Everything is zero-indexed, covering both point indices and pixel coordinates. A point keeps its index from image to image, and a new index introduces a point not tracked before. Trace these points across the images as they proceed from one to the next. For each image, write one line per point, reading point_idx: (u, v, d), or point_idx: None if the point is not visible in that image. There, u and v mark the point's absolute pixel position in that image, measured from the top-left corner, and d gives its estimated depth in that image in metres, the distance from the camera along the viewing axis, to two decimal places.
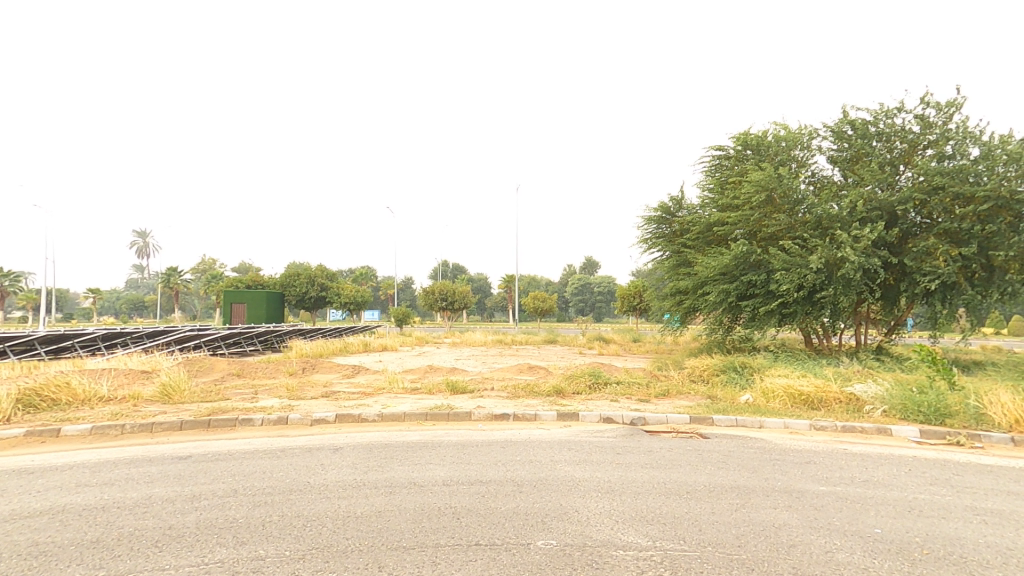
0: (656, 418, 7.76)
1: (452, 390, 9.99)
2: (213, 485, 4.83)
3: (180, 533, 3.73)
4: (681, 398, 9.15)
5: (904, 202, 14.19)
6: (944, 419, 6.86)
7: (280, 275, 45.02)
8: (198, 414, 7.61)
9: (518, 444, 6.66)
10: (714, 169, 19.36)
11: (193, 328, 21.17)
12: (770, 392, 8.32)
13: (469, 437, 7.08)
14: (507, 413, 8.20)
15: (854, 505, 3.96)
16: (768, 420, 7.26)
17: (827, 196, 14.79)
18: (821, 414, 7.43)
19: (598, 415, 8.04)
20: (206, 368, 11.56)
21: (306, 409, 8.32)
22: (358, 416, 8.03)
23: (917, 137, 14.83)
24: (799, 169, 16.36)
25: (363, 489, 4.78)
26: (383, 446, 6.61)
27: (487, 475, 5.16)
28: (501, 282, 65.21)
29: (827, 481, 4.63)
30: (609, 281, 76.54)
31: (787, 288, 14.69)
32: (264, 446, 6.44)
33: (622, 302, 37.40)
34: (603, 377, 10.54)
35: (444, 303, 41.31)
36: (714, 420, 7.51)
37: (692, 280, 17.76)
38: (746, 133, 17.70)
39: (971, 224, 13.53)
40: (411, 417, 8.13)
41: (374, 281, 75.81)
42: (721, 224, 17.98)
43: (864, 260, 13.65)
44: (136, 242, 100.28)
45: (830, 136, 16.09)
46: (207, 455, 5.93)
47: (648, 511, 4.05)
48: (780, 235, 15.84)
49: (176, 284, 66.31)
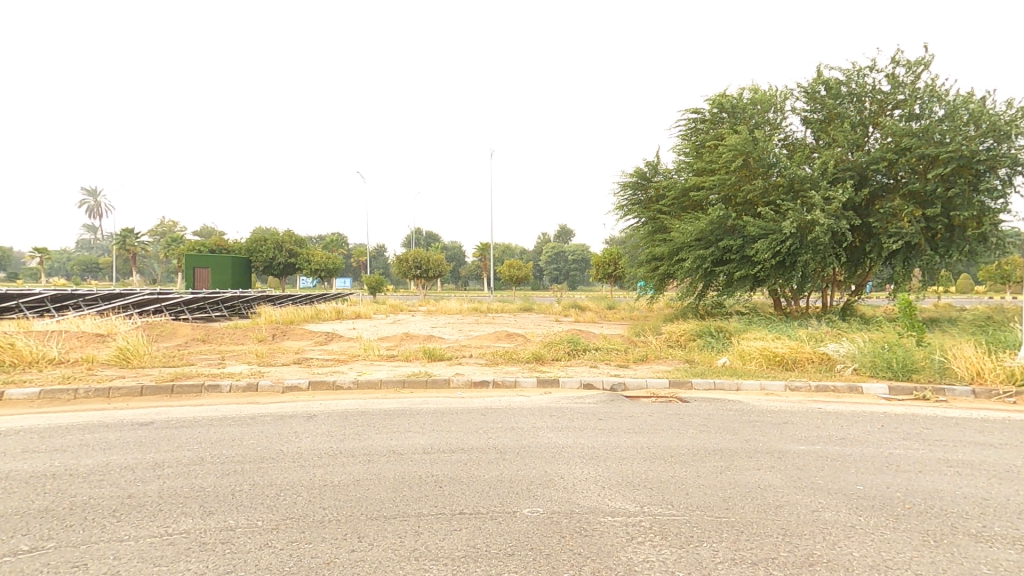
0: (635, 384, 7.81)
1: (429, 356, 9.82)
2: (177, 453, 4.56)
3: (141, 502, 3.48)
4: (658, 363, 9.23)
5: (873, 163, 14.40)
6: (911, 374, 7.05)
7: (245, 240, 43.51)
8: (160, 380, 7.24)
9: (498, 411, 6.57)
10: (689, 132, 19.24)
11: (153, 295, 20.23)
12: (745, 355, 8.45)
13: (449, 405, 6.95)
14: (487, 380, 8.09)
15: (835, 462, 3.99)
16: (745, 383, 7.35)
17: (800, 159, 14.87)
18: (795, 374, 7.57)
19: (578, 382, 8.01)
20: (169, 333, 11.06)
21: (276, 376, 8.02)
22: (332, 383, 7.79)
23: (886, 97, 14.95)
24: (773, 132, 16.34)
25: (339, 457, 4.59)
26: (359, 414, 6.41)
27: (469, 443, 5.04)
28: (474, 248, 64.65)
29: (807, 441, 4.67)
30: (583, 248, 76.76)
31: (760, 253, 14.86)
32: (232, 413, 6.16)
33: (596, 269, 37.56)
34: (581, 344, 10.54)
35: (417, 269, 40.70)
36: (692, 384, 7.58)
37: (668, 246, 17.84)
38: (721, 94, 17.55)
39: (936, 185, 13.80)
40: (388, 384, 7.95)
41: (345, 249, 74.20)
42: (696, 189, 18.01)
43: (834, 223, 13.86)
44: (87, 203, 95.13)
45: (803, 97, 16.07)
46: (170, 422, 5.62)
47: (634, 476, 4.00)
48: (754, 200, 15.95)
49: (132, 248, 63.21)
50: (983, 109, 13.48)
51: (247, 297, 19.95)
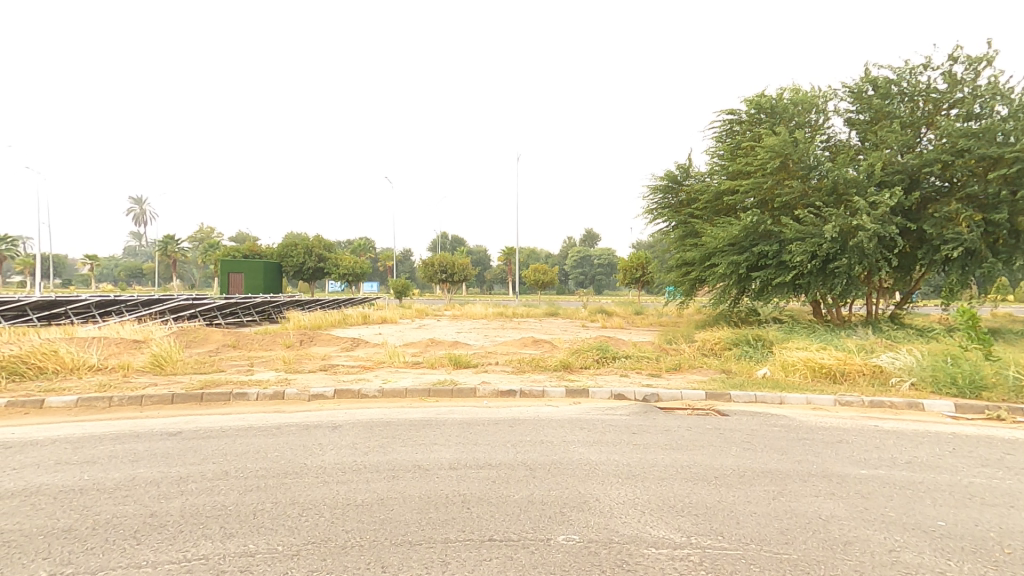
0: (669, 394, 7.45)
1: (455, 364, 9.63)
2: (201, 466, 4.46)
3: (162, 522, 3.36)
4: (693, 372, 8.84)
5: (926, 165, 13.63)
6: (980, 392, 6.54)
7: (277, 245, 44.49)
8: (190, 387, 7.25)
9: (527, 422, 6.32)
10: (725, 135, 18.69)
11: (188, 299, 20.76)
12: (789, 365, 8.00)
13: (474, 415, 6.73)
14: (513, 389, 7.85)
15: (905, 492, 3.60)
16: (789, 396, 6.92)
17: (845, 161, 14.21)
18: (845, 388, 7.09)
19: (609, 392, 7.69)
20: (201, 339, 11.19)
21: (303, 383, 7.95)
22: (358, 391, 7.67)
23: (943, 95, 14.17)
24: (814, 133, 15.69)
25: (363, 472, 4.42)
26: (385, 424, 6.27)
27: (496, 458, 4.81)
28: (500, 252, 64.52)
29: (867, 464, 4.27)
30: (609, 253, 75.99)
31: (799, 258, 14.24)
32: (259, 423, 6.08)
33: (624, 274, 36.91)
34: (610, 351, 10.20)
35: (444, 274, 40.79)
36: (731, 397, 7.18)
37: (700, 251, 17.32)
38: (760, 95, 16.90)
39: (999, 188, 13.04)
40: (413, 393, 7.79)
41: (373, 253, 75.21)
42: (730, 193, 17.49)
43: (881, 228, 13.16)
44: (130, 210, 99.20)
45: (849, 97, 15.37)
46: (198, 432, 5.57)
47: (676, 500, 3.70)
48: (793, 203, 15.33)
49: (171, 253, 65.42)
50: None
51: (276, 302, 20.24)
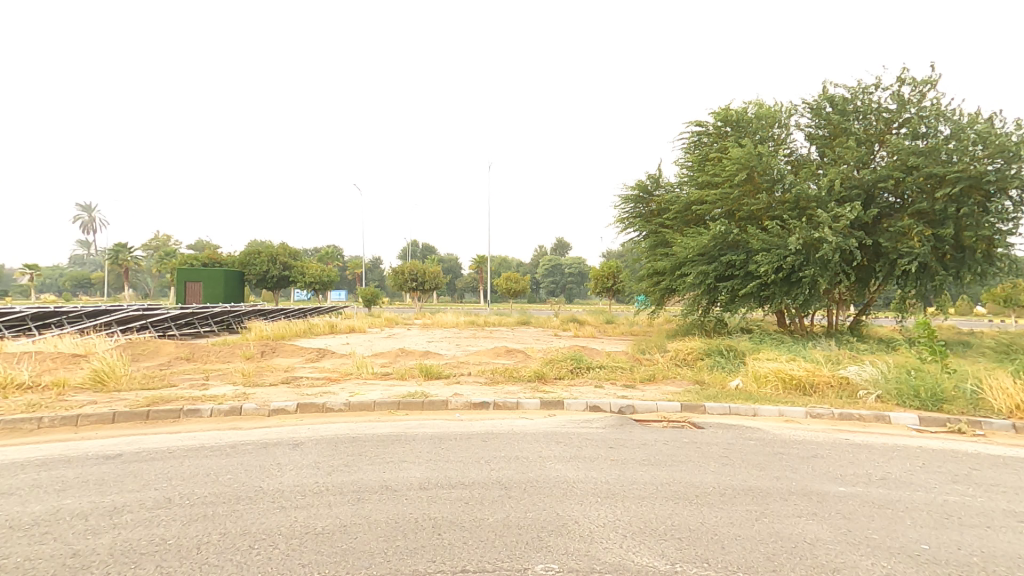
0: (644, 406, 7.35)
1: (425, 374, 9.31)
2: (141, 493, 4.05)
3: (87, 563, 2.97)
4: (667, 383, 8.79)
5: (881, 181, 14.11)
6: (942, 404, 6.65)
7: (239, 252, 43.04)
8: (135, 405, 6.73)
9: (500, 436, 6.09)
10: (692, 147, 19.07)
11: (142, 308, 19.70)
12: (761, 377, 8.01)
13: (445, 429, 6.45)
14: (486, 401, 7.60)
15: (887, 511, 3.53)
16: (762, 407, 6.90)
17: (806, 175, 14.62)
18: (815, 400, 7.11)
19: (584, 403, 7.53)
20: (152, 351, 10.53)
21: (262, 397, 7.51)
22: (321, 405, 7.28)
23: (893, 115, 14.76)
24: (778, 147, 16.10)
25: (324, 495, 4.10)
26: (350, 440, 5.92)
27: (469, 476, 4.56)
28: (471, 260, 64.08)
29: (846, 480, 4.21)
30: (580, 262, 76.56)
31: (765, 268, 14.52)
32: (211, 442, 5.65)
33: (595, 283, 37.12)
34: (584, 361, 10.08)
35: (414, 283, 40.19)
36: (706, 409, 7.12)
37: (671, 261, 17.53)
38: (725, 109, 17.45)
39: (945, 205, 13.52)
40: (382, 406, 7.45)
41: (341, 261, 73.72)
42: (699, 204, 17.80)
43: (842, 241, 13.53)
44: (82, 214, 94.59)
45: (809, 113, 15.86)
46: (141, 453, 5.12)
47: (657, 521, 3.53)
48: (759, 215, 15.67)
49: (125, 260, 62.52)
50: (989, 130, 13.19)
51: (237, 310, 19.43)
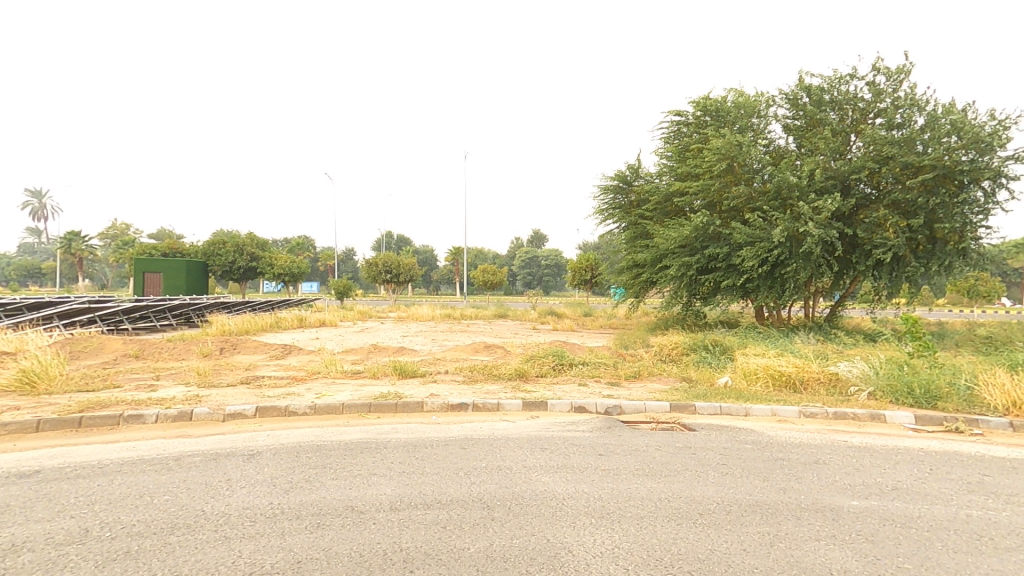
0: (632, 406, 6.99)
1: (399, 373, 8.74)
2: (54, 524, 3.42)
3: None
4: (653, 381, 8.47)
5: (855, 172, 14.03)
6: (936, 402, 6.44)
7: (202, 242, 41.25)
8: (68, 410, 6.01)
9: (480, 443, 5.61)
10: (671, 136, 18.80)
11: (96, 300, 18.56)
12: (750, 374, 7.71)
13: (422, 434, 5.94)
14: (465, 402, 7.11)
15: (911, 532, 3.18)
16: (754, 407, 6.58)
17: (785, 166, 14.47)
18: (806, 398, 6.85)
19: (569, 404, 7.12)
20: (97, 348, 9.66)
21: (217, 400, 6.84)
22: (284, 409, 6.65)
23: (868, 105, 14.61)
24: (756, 137, 15.90)
25: (278, 521, 3.54)
26: (314, 450, 5.34)
27: (447, 492, 4.07)
28: (446, 251, 63.04)
29: (858, 492, 3.87)
30: (556, 255, 76.37)
31: (748, 260, 14.41)
32: (154, 454, 5.01)
33: (572, 275, 36.77)
34: (566, 358, 9.69)
35: (388, 274, 39.18)
36: (696, 409, 6.78)
37: (653, 253, 17.30)
38: (704, 98, 17.21)
39: (918, 196, 13.42)
40: (352, 409, 6.88)
41: (312, 252, 71.75)
42: (679, 195, 17.61)
43: (824, 233, 13.46)
44: (34, 198, 89.62)
45: (786, 103, 15.67)
46: (64, 471, 4.45)
47: (660, 548, 3.10)
48: (740, 206, 15.54)
49: (78, 250, 59.38)
50: (962, 119, 13.14)
51: (199, 303, 18.41)
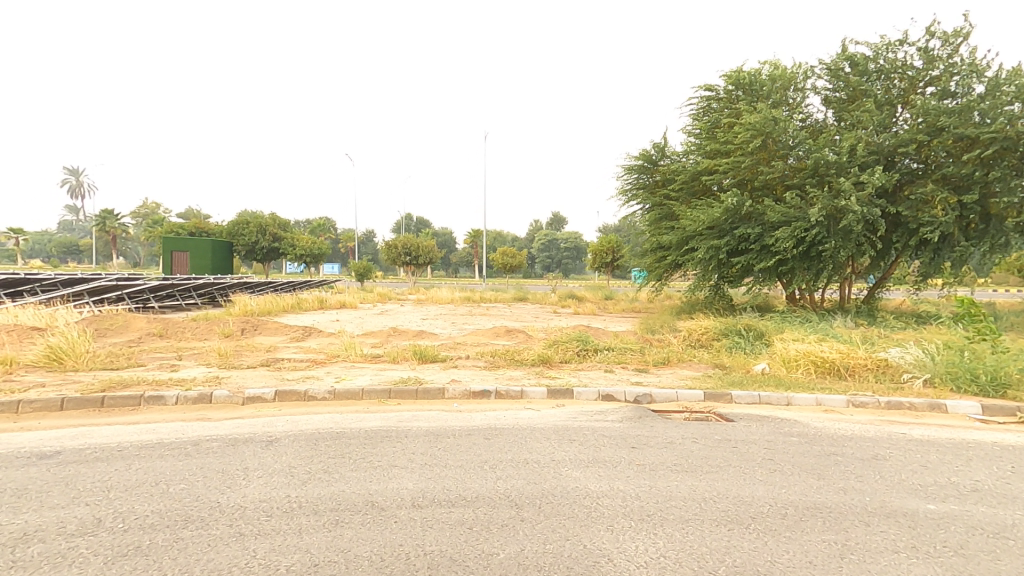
0: (662, 395, 6.65)
1: (420, 357, 8.53)
2: (66, 512, 3.24)
3: None
4: (683, 367, 8.11)
5: (902, 145, 13.22)
6: (1004, 390, 5.94)
7: (227, 223, 41.74)
8: (89, 390, 5.91)
9: (505, 434, 5.35)
10: (701, 112, 18.04)
11: (123, 278, 18.81)
12: (790, 361, 7.29)
13: (444, 423, 5.72)
14: (487, 389, 6.86)
15: (1007, 546, 2.79)
16: (796, 396, 6.18)
17: (824, 141, 13.71)
18: (854, 386, 6.42)
19: (596, 392, 6.81)
20: (121, 327, 9.65)
21: (237, 382, 6.70)
22: (303, 393, 6.48)
23: (918, 73, 13.69)
24: (792, 112, 15.13)
25: (297, 516, 3.31)
26: (333, 437, 5.14)
27: (472, 489, 3.81)
28: (465, 234, 62.72)
29: (931, 494, 3.48)
30: (576, 237, 75.48)
31: (782, 241, 13.79)
32: (173, 436, 4.85)
33: (593, 258, 36.15)
34: (591, 343, 9.37)
35: (407, 256, 39.11)
36: (732, 398, 6.41)
37: (679, 234, 16.76)
38: (737, 70, 16.39)
39: (974, 168, 12.64)
40: (372, 394, 6.69)
41: (333, 234, 72.26)
42: (707, 174, 16.97)
43: (867, 210, 12.78)
44: (67, 178, 91.90)
45: (826, 74, 14.81)
46: (82, 453, 4.30)
47: (713, 559, 2.78)
48: (774, 183, 14.87)
49: (111, 229, 60.85)
50: None
51: (222, 284, 18.55)
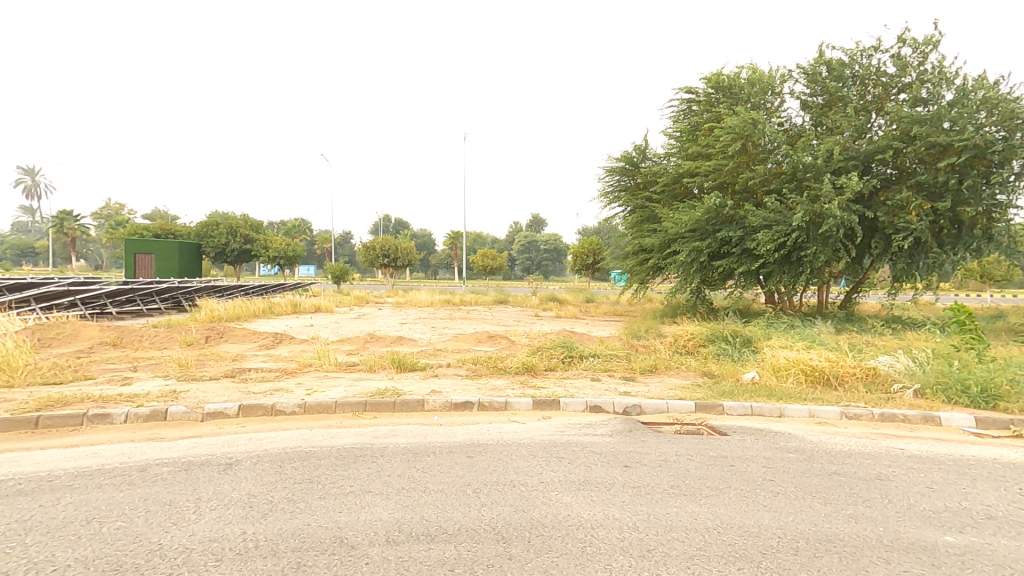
0: (652, 406, 6.38)
1: (398, 366, 8.10)
2: None
3: None
4: (671, 375, 7.87)
5: (878, 152, 13.25)
6: (995, 402, 5.81)
7: (195, 224, 40.31)
8: (25, 410, 5.34)
9: (488, 451, 4.99)
10: (681, 115, 17.97)
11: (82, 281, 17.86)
12: (780, 369, 7.09)
13: (422, 439, 5.33)
14: (470, 400, 6.49)
15: None
16: (789, 406, 5.97)
17: (803, 145, 13.72)
18: (846, 396, 6.24)
19: (583, 403, 6.50)
20: (71, 335, 8.97)
21: (196, 396, 6.18)
22: (270, 407, 6.00)
23: (892, 79, 13.76)
24: (771, 115, 15.13)
25: (249, 561, 2.88)
26: (301, 457, 4.70)
27: (454, 519, 3.44)
28: (444, 236, 62.04)
29: (945, 522, 3.25)
30: (555, 240, 75.40)
31: (764, 245, 13.74)
32: (117, 462, 4.36)
33: (573, 261, 35.94)
34: (576, 350, 9.08)
35: (385, 258, 38.34)
36: (723, 409, 6.16)
37: (661, 237, 16.67)
38: (716, 74, 16.34)
39: (947, 176, 12.67)
40: (345, 407, 6.25)
41: (308, 235, 70.76)
42: (688, 176, 16.89)
43: (845, 216, 12.80)
44: (26, 177, 88.10)
45: (804, 78, 14.83)
46: (6, 485, 3.79)
47: None
48: (755, 187, 14.85)
49: (72, 230, 58.34)
50: (995, 96, 12.37)
51: (189, 287, 17.74)
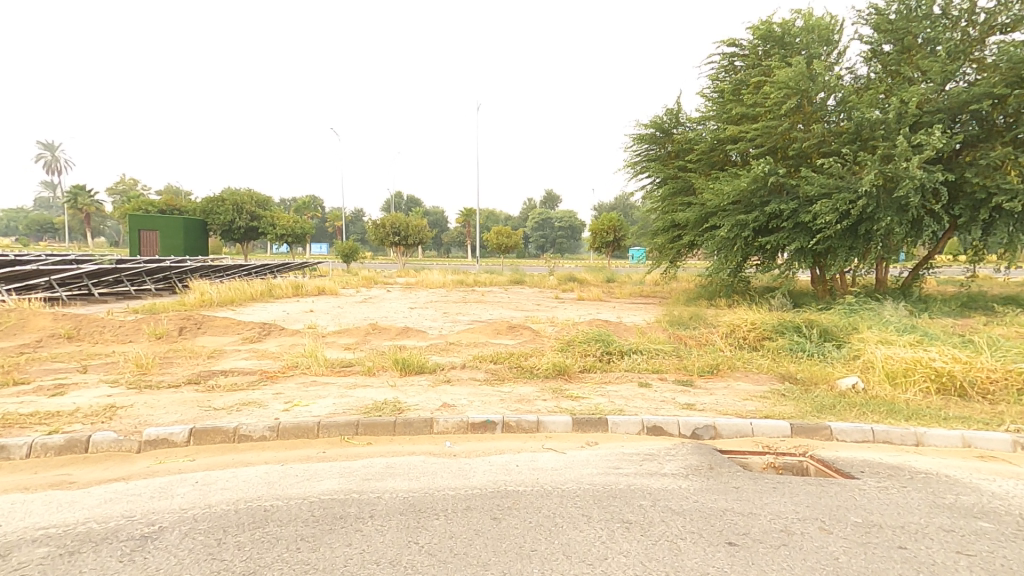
0: (732, 428, 4.82)
1: (402, 368, 6.63)
2: None
3: None
4: (739, 380, 6.31)
5: (975, 101, 11.14)
6: None
7: (200, 200, 39.05)
8: None
9: (522, 509, 3.49)
10: (722, 73, 15.96)
11: (72, 260, 16.68)
12: (894, 377, 5.46)
13: (430, 484, 3.87)
14: (492, 419, 5.01)
15: None
16: (929, 433, 4.38)
17: (870, 99, 11.71)
18: (1002, 416, 4.61)
19: (639, 423, 4.98)
20: (19, 326, 7.65)
21: (137, 415, 4.77)
22: (230, 431, 4.57)
23: (988, 18, 11.62)
24: (831, 67, 13.06)
25: None
26: (254, 521, 3.24)
27: None
28: (457, 214, 60.33)
29: None
30: (570, 216, 73.21)
31: (823, 216, 11.88)
32: None
33: (594, 238, 34.05)
34: (615, 345, 7.54)
35: (395, 236, 36.73)
36: (832, 434, 4.59)
37: (698, 211, 14.89)
38: (766, 22, 14.19)
39: None
40: (331, 430, 4.79)
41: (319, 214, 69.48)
42: (730, 141, 14.99)
43: (926, 179, 10.82)
44: (42, 155, 87.76)
45: (872, 23, 12.74)
46: None
47: None
48: (810, 152, 12.92)
49: (83, 206, 57.78)
50: None
51: (183, 269, 16.52)
